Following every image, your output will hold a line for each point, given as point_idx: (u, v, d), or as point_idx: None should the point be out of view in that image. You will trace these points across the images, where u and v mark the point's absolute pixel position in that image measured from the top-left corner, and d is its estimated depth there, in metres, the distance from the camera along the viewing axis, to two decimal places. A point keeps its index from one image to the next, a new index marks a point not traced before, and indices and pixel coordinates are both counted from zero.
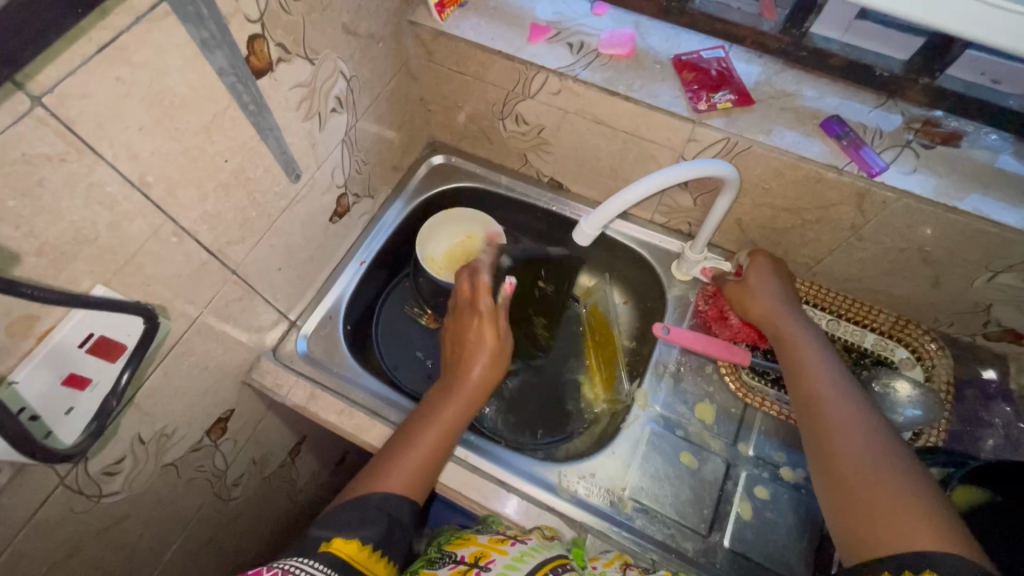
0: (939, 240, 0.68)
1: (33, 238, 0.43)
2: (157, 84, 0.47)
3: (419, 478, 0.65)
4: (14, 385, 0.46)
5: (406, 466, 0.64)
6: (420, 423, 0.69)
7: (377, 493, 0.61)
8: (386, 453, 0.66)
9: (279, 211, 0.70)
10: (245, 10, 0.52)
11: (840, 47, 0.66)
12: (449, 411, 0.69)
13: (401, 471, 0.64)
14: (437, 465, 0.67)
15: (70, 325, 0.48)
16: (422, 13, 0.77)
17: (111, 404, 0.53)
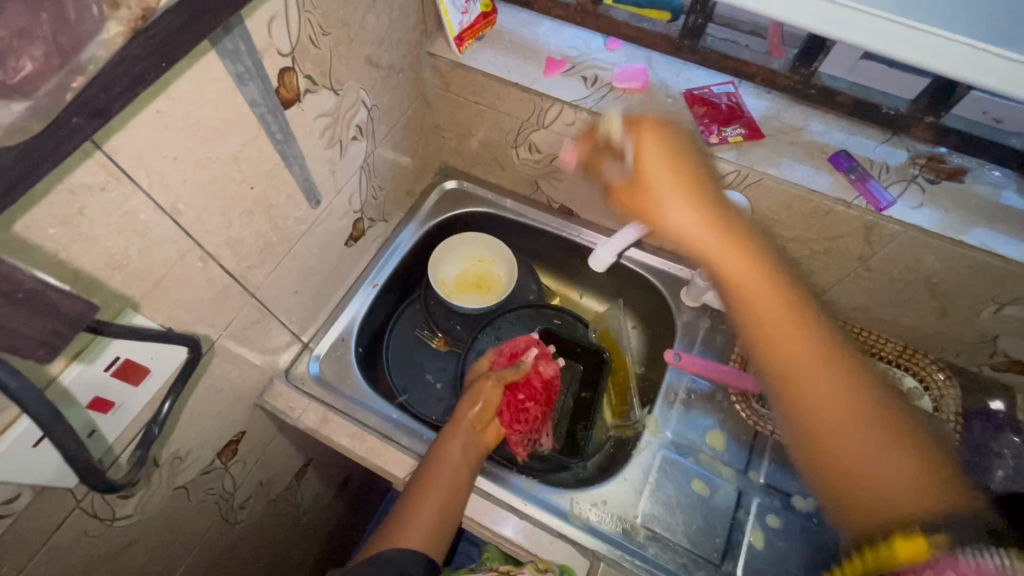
0: (945, 272, 0.70)
1: (73, 261, 0.44)
2: (193, 115, 0.48)
3: (432, 545, 0.64)
4: (60, 385, 0.47)
5: (419, 531, 0.64)
6: (429, 483, 0.67)
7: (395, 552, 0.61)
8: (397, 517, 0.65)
9: (298, 235, 0.72)
10: (278, 45, 0.54)
11: (848, 85, 0.69)
12: (456, 475, 0.68)
13: (418, 536, 0.63)
14: (447, 525, 0.66)
15: (105, 347, 0.49)
16: (441, 46, 0.80)
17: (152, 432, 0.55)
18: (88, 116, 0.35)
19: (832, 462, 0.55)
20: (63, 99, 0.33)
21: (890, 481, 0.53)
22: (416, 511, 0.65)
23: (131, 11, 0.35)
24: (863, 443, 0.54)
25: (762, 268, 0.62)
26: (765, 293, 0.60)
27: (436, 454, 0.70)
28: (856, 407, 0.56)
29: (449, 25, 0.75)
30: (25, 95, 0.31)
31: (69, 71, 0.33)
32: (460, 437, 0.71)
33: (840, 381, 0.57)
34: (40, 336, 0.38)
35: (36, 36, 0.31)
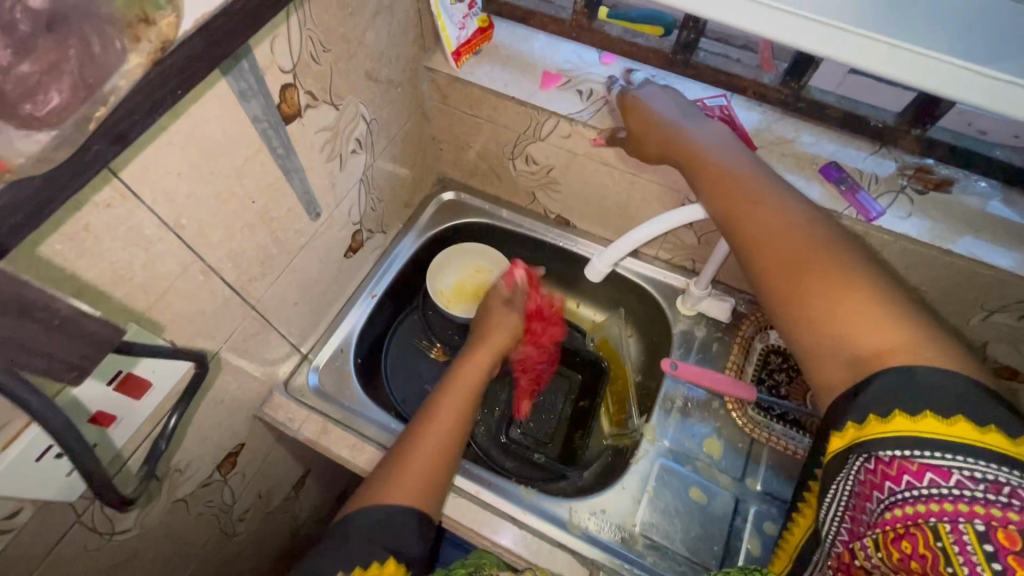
0: (934, 279, 0.71)
1: (76, 282, 0.45)
2: (198, 131, 0.49)
3: (430, 487, 0.62)
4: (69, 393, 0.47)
5: (420, 467, 0.62)
6: (438, 412, 0.68)
7: (376, 510, 0.57)
8: (401, 448, 0.65)
9: (298, 248, 0.72)
10: (280, 62, 0.55)
11: (836, 99, 0.71)
12: (465, 406, 0.70)
13: (420, 468, 0.63)
14: (451, 461, 0.66)
15: (105, 362, 0.49)
16: (439, 60, 0.81)
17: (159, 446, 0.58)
18: (110, 142, 0.37)
19: (835, 343, 0.48)
20: (87, 130, 0.34)
21: (899, 346, 0.45)
22: (423, 441, 0.65)
23: (152, 44, 0.35)
24: (894, 338, 0.46)
25: (776, 200, 0.58)
26: (760, 212, 0.57)
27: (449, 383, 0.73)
28: (879, 308, 0.47)
29: (447, 40, 0.76)
30: (51, 125, 0.32)
31: (94, 99, 0.33)
32: (472, 366, 0.75)
33: (860, 293, 0.49)
34: (62, 359, 0.40)
35: (64, 71, 0.31)
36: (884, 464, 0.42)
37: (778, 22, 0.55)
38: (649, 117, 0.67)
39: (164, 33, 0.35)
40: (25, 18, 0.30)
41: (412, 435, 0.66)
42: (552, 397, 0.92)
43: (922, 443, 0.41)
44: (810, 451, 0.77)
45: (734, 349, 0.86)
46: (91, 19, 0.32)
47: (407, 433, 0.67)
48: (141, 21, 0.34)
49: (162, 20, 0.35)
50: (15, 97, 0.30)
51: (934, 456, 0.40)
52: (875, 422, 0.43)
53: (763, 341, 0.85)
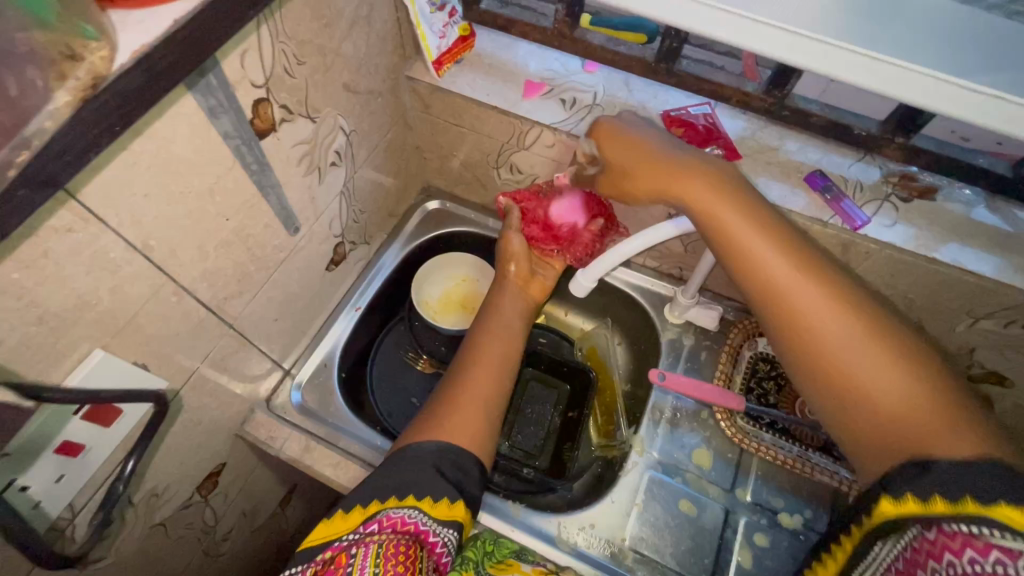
0: (919, 287, 0.71)
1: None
2: (166, 151, 0.48)
3: (484, 418, 0.64)
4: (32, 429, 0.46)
5: (474, 400, 0.65)
6: (484, 351, 0.71)
7: (434, 446, 0.59)
8: (455, 383, 0.67)
9: (277, 263, 0.71)
10: (251, 77, 0.53)
11: (821, 107, 0.70)
12: (510, 336, 0.75)
13: (475, 402, 0.65)
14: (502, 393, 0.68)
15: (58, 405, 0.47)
16: (419, 69, 0.80)
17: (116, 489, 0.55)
18: (39, 187, 0.35)
19: (855, 407, 0.48)
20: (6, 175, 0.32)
21: (926, 436, 0.44)
22: (477, 372, 0.68)
23: (80, 81, 0.34)
24: (919, 415, 0.45)
25: (787, 249, 0.52)
26: (778, 269, 0.51)
27: (489, 324, 0.76)
28: (898, 384, 0.47)
29: (427, 50, 0.75)
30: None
31: (13, 144, 0.32)
32: (509, 298, 0.81)
33: (881, 363, 0.47)
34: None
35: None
36: (946, 536, 0.39)
37: (755, 32, 0.55)
38: (635, 155, 0.60)
39: (95, 68, 0.35)
40: None
41: (464, 370, 0.69)
42: (540, 408, 0.90)
43: (991, 523, 0.38)
44: (798, 461, 0.77)
45: (722, 358, 0.85)
46: (11, 61, 0.32)
47: (456, 371, 0.70)
48: (68, 58, 0.34)
49: (94, 53, 0.35)
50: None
51: (997, 533, 0.37)
52: (941, 500, 0.41)
53: (753, 349, 0.85)
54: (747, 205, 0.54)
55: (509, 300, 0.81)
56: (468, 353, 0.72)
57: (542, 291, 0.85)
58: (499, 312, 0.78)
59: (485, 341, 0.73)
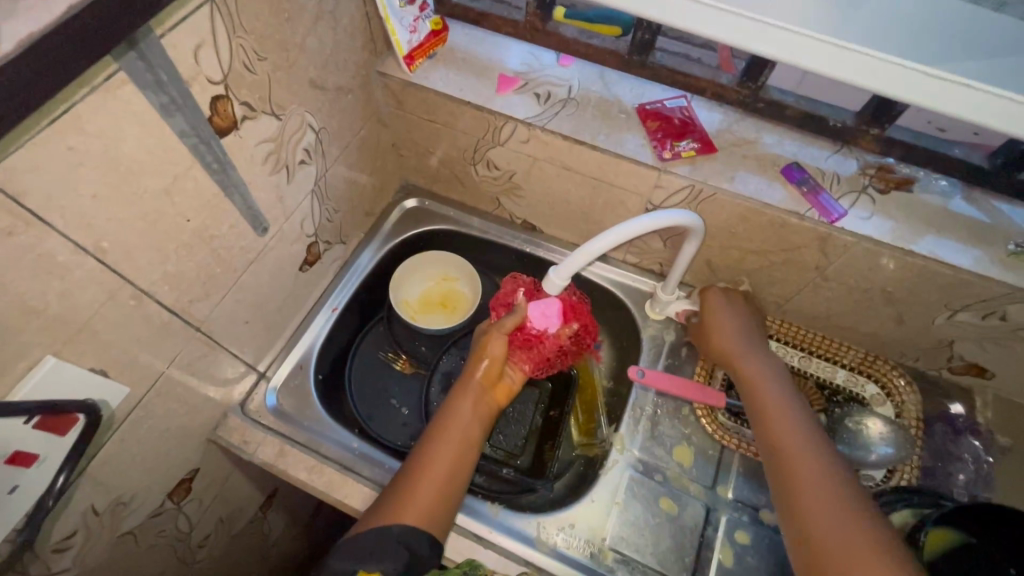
0: (898, 279, 0.70)
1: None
2: (114, 149, 0.46)
3: (436, 525, 0.61)
4: None
5: (426, 494, 0.62)
6: (439, 447, 0.66)
7: (398, 526, 0.59)
8: (410, 473, 0.63)
9: (246, 264, 0.69)
10: (207, 72, 0.52)
11: (796, 99, 0.70)
12: (465, 444, 0.67)
13: (429, 493, 0.62)
14: (456, 492, 0.65)
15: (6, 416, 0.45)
16: (391, 64, 0.78)
17: (47, 506, 0.50)
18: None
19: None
20: None
21: None
22: (421, 480, 0.63)
23: None
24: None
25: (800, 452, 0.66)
26: (789, 417, 0.63)
27: (443, 425, 0.68)
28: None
29: (397, 45, 0.73)
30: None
31: None
32: (471, 399, 0.71)
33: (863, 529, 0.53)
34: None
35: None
36: None
37: (724, 22, 0.54)
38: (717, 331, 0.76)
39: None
40: None
41: (415, 470, 0.64)
42: (522, 408, 0.89)
43: None
44: None
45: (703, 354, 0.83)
46: None
47: (409, 466, 0.65)
48: None
49: None
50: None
51: None
52: None
53: None
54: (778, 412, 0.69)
55: (470, 403, 0.71)
56: (424, 442, 0.67)
57: (506, 388, 0.77)
58: (457, 406, 0.70)
59: (441, 435, 0.67)
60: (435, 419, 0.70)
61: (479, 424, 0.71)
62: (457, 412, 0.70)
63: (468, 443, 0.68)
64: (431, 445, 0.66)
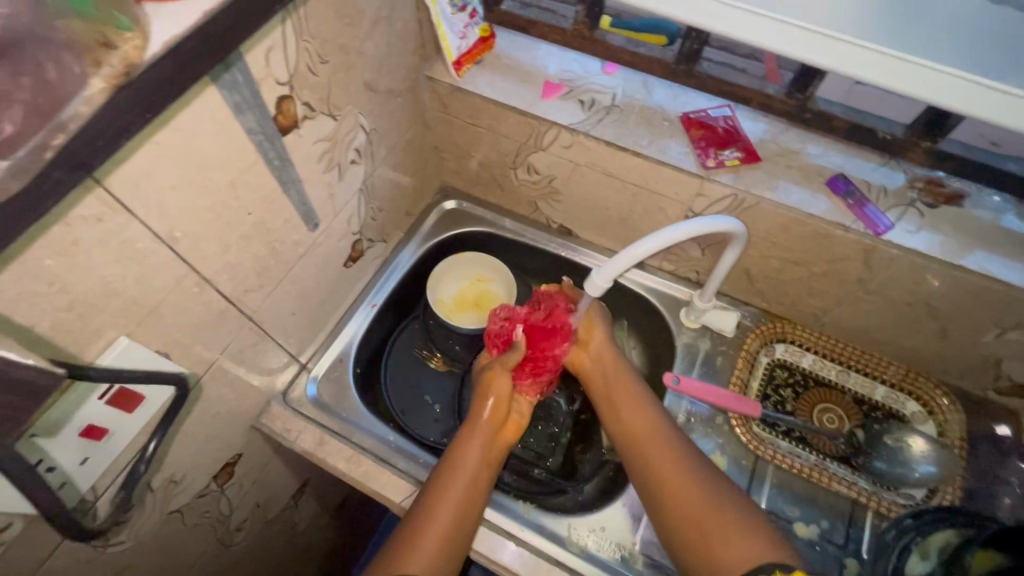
0: (945, 295, 0.69)
1: (14, 336, 0.42)
2: (192, 144, 0.49)
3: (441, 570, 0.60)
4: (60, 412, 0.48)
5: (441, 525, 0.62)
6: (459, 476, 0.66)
7: None
8: (416, 518, 0.63)
9: (297, 258, 0.72)
10: (276, 74, 0.55)
11: (844, 111, 0.70)
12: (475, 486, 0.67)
13: (434, 541, 0.61)
14: (462, 536, 0.64)
15: (88, 385, 0.49)
16: (439, 69, 0.81)
17: (138, 470, 0.56)
18: (68, 170, 0.36)
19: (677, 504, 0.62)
20: (44, 157, 0.33)
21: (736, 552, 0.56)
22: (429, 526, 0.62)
23: (115, 67, 0.35)
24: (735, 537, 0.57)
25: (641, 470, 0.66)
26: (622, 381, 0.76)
27: (454, 463, 0.68)
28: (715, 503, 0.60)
29: (447, 50, 0.76)
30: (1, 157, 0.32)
31: (49, 127, 0.33)
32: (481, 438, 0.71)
33: (683, 469, 0.64)
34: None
35: (16, 100, 0.32)
36: None
37: (780, 32, 0.55)
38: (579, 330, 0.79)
39: (128, 55, 0.35)
40: None
41: (430, 502, 0.65)
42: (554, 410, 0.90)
43: None
44: (815, 470, 0.76)
45: (738, 363, 0.83)
46: (45, 45, 0.33)
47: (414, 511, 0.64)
48: (102, 46, 0.35)
49: (127, 42, 0.36)
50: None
51: None
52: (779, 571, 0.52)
53: (769, 355, 0.85)
54: (649, 412, 0.71)
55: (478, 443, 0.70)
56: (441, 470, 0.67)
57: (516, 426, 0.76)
58: (467, 447, 0.70)
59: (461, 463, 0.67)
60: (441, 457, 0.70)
61: (488, 466, 0.70)
62: (466, 449, 0.69)
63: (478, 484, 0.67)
64: (439, 483, 0.66)
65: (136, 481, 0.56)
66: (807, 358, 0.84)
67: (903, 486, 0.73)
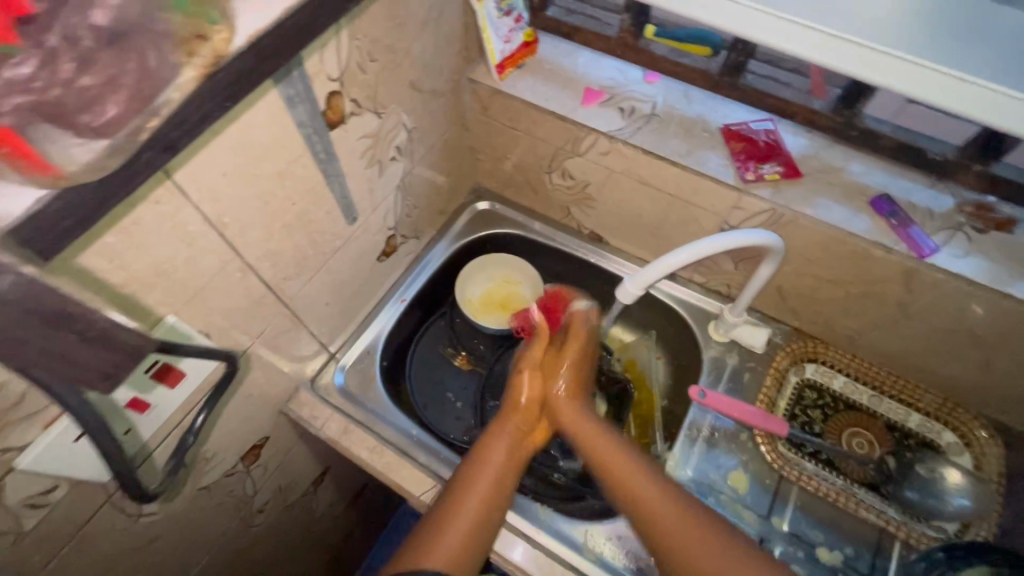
0: (989, 323, 0.67)
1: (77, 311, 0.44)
2: (247, 135, 0.51)
3: (468, 556, 0.62)
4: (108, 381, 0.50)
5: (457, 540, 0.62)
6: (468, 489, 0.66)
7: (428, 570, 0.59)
8: (443, 509, 0.64)
9: (334, 249, 0.74)
10: (328, 70, 0.56)
11: (892, 129, 0.68)
12: (501, 482, 0.68)
13: (459, 533, 0.63)
14: (486, 530, 0.65)
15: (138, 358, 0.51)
16: (482, 72, 0.82)
17: (187, 441, 0.58)
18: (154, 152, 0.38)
19: None
20: (138, 139, 0.36)
21: None
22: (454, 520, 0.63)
23: (205, 58, 0.37)
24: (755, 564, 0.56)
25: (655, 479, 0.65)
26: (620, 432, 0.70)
27: (481, 463, 0.68)
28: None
29: (491, 53, 0.77)
30: (106, 136, 0.34)
31: (147, 113, 0.35)
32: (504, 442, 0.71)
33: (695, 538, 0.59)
34: (95, 367, 0.39)
35: (123, 84, 0.33)
36: None
37: (835, 49, 0.54)
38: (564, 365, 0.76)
39: (216, 47, 0.38)
40: (88, 33, 0.31)
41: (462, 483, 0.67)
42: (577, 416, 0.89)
43: None
44: (843, 495, 0.74)
45: (767, 380, 0.82)
46: (149, 35, 0.33)
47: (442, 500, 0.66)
48: (196, 37, 0.36)
49: (216, 35, 0.37)
50: (75, 109, 0.32)
51: None
52: None
53: (799, 374, 0.83)
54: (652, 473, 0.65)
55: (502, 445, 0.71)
56: (455, 483, 0.67)
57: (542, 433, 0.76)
58: (491, 447, 0.70)
59: (471, 482, 0.67)
60: (472, 445, 0.72)
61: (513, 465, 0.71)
62: (500, 438, 0.71)
63: (504, 478, 0.69)
64: (469, 473, 0.68)
65: (185, 450, 0.59)
66: (838, 380, 0.82)
67: (934, 518, 0.71)
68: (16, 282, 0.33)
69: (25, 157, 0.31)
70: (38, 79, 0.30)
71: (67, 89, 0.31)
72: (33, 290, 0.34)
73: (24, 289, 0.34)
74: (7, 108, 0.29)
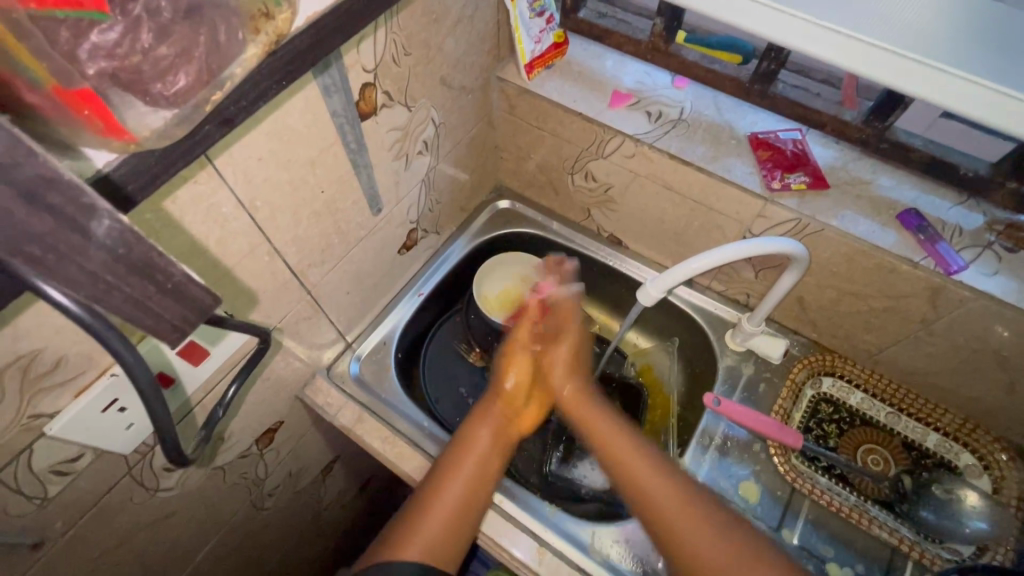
0: (1015, 345, 0.65)
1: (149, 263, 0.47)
2: (284, 121, 0.52)
3: (447, 543, 0.63)
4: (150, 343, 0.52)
5: (432, 532, 0.63)
6: (449, 479, 0.66)
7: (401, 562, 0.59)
8: (424, 494, 0.65)
9: (358, 239, 0.75)
10: (363, 61, 0.57)
11: (923, 142, 0.68)
12: (482, 470, 0.68)
13: (438, 521, 0.63)
14: (470, 518, 0.65)
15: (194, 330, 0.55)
16: (511, 72, 0.82)
17: (217, 413, 0.59)
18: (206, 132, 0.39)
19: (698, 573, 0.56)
20: (203, 111, 0.37)
21: None
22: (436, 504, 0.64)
23: (268, 36, 0.38)
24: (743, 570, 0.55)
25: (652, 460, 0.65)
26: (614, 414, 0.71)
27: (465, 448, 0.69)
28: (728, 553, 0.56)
29: (521, 53, 0.77)
30: (173, 107, 0.35)
31: (212, 85, 0.36)
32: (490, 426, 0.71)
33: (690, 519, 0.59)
34: (169, 321, 0.37)
35: (193, 57, 0.34)
36: None
37: (874, 58, 0.53)
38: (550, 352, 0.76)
39: (280, 27, 0.39)
40: (168, 5, 0.33)
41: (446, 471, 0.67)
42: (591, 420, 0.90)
43: None
44: (856, 511, 0.73)
45: (783, 392, 0.81)
46: (221, 10, 0.35)
47: (429, 483, 0.67)
48: (262, 15, 0.37)
49: (279, 15, 0.38)
50: (148, 77, 0.33)
51: None
52: None
53: (815, 388, 0.83)
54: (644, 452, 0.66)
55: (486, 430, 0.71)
56: (437, 471, 0.68)
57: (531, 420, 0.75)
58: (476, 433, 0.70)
59: (454, 468, 0.67)
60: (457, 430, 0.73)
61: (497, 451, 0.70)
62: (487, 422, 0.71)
63: (486, 463, 0.69)
64: (454, 460, 0.68)
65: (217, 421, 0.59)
66: (855, 396, 0.82)
67: (949, 540, 0.69)
68: (112, 228, 0.32)
69: (105, 121, 0.32)
70: (122, 46, 0.32)
71: (145, 57, 0.32)
72: (125, 238, 0.32)
73: (114, 243, 0.32)
74: (92, 72, 0.31)
